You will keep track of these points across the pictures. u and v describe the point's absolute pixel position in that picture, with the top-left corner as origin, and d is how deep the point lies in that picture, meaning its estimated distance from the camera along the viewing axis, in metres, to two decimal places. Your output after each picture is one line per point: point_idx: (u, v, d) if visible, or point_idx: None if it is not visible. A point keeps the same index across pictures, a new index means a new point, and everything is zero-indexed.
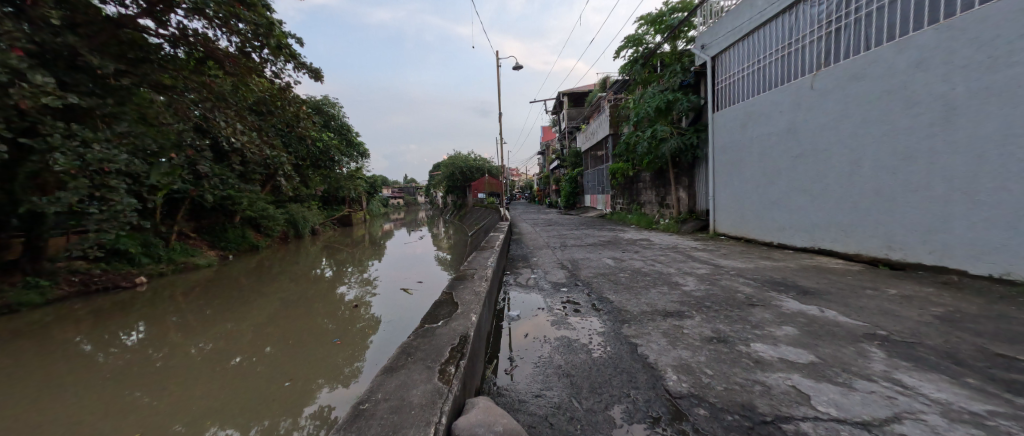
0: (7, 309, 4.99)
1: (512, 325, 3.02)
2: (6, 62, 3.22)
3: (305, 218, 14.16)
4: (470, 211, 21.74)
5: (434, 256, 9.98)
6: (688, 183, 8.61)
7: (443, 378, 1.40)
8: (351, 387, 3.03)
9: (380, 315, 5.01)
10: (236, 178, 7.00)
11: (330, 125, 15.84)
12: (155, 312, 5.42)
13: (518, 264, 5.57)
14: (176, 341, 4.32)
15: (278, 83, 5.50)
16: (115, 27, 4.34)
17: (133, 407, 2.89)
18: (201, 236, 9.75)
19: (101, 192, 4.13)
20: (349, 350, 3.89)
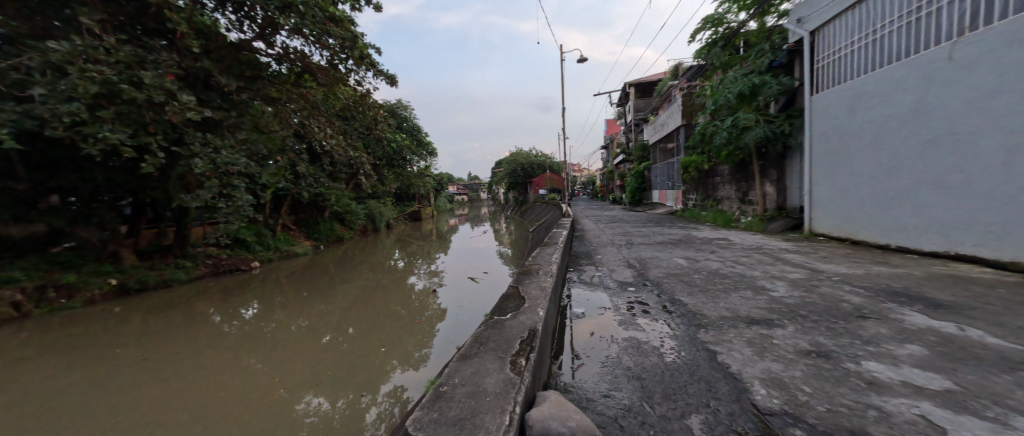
0: (167, 283, 6.34)
1: (575, 323, 2.97)
2: (163, 84, 4.27)
3: (381, 214, 15.43)
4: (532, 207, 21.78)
5: (496, 251, 10.21)
6: (777, 176, 7.67)
7: (514, 369, 1.42)
8: (421, 371, 3.24)
9: (445, 305, 5.26)
10: (325, 177, 7.88)
11: (403, 127, 17.06)
12: (265, 292, 6.36)
13: (582, 261, 5.46)
14: (280, 318, 5.02)
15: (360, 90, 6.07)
16: (234, 48, 5.22)
17: (250, 373, 3.42)
18: (298, 228, 11.20)
19: (227, 190, 4.96)
20: (418, 336, 4.15)
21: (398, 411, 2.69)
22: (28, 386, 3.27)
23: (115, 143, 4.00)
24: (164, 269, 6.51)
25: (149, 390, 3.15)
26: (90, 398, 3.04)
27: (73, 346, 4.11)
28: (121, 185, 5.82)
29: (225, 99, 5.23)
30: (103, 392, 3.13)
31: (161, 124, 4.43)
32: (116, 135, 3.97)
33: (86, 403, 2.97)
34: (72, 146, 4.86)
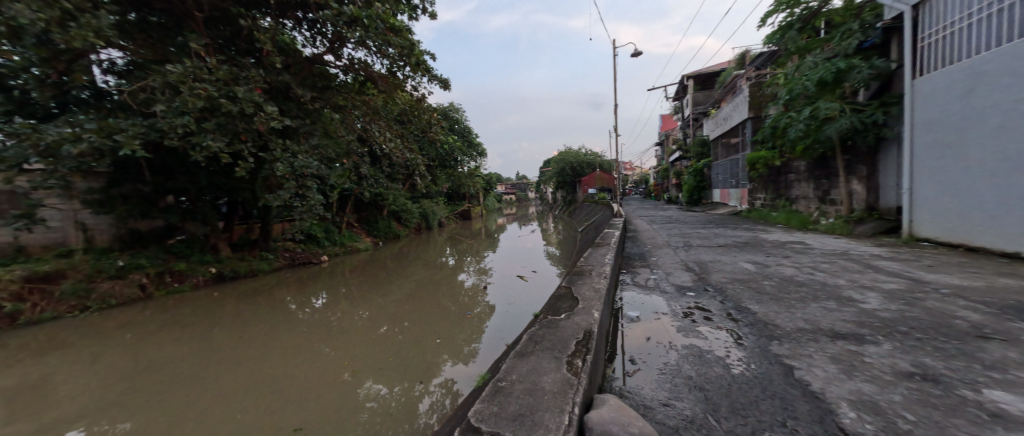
0: (253, 273, 7.27)
1: (629, 326, 2.87)
2: (253, 98, 4.87)
3: (434, 212, 16.07)
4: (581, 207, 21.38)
5: (544, 250, 10.18)
6: (867, 172, 6.75)
7: (571, 369, 1.41)
8: (470, 366, 3.32)
9: (494, 302, 5.36)
10: (384, 177, 8.39)
11: (455, 129, 17.61)
12: (332, 284, 6.94)
13: (635, 263, 5.24)
14: (344, 308, 5.46)
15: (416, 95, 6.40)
16: (308, 62, 5.86)
17: (318, 357, 3.76)
18: (360, 225, 12.06)
19: (303, 190, 5.50)
20: (468, 331, 4.27)
21: (449, 403, 2.80)
22: (148, 358, 3.89)
23: (215, 151, 4.64)
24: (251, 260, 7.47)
25: (238, 367, 3.59)
26: (193, 372, 3.55)
27: (180, 325, 4.80)
28: (219, 186, 6.67)
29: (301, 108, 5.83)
30: (203, 367, 3.64)
31: (250, 132, 5.04)
32: (216, 143, 4.61)
33: (190, 376, 3.47)
34: (182, 154, 5.70)
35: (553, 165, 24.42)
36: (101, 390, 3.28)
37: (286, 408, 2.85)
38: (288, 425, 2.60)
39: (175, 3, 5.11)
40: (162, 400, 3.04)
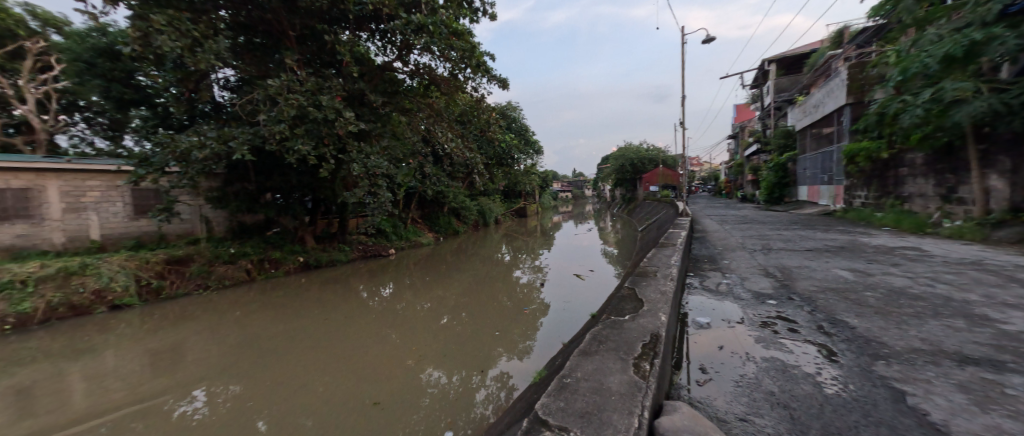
0: (333, 263, 8.11)
1: (698, 332, 2.69)
2: (334, 106, 5.41)
3: (491, 210, 16.43)
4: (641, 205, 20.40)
5: (601, 249, 9.91)
6: (1012, 166, 5.53)
7: (639, 372, 1.37)
8: (525, 362, 3.36)
9: (549, 299, 5.34)
10: (445, 176, 8.78)
11: (512, 127, 17.78)
12: (398, 275, 7.48)
13: (703, 266, 4.88)
14: (408, 299, 5.85)
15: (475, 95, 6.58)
16: (379, 70, 6.43)
17: (385, 343, 4.07)
18: (422, 221, 12.77)
19: (375, 189, 6.00)
20: (523, 328, 4.31)
21: (503, 395, 2.88)
22: (251, 332, 4.55)
23: (304, 154, 5.25)
24: (331, 251, 8.31)
25: (319, 346, 4.04)
26: (285, 346, 4.08)
27: (275, 306, 5.52)
28: (306, 185, 7.47)
29: (374, 112, 6.36)
30: (293, 343, 4.16)
31: (331, 137, 5.60)
32: (303, 147, 5.21)
33: (283, 350, 3.99)
34: (277, 156, 6.51)
35: (612, 161, 23.53)
36: (216, 358, 3.89)
37: (359, 386, 3.13)
38: (361, 402, 2.86)
39: (273, 25, 5.82)
40: (261, 371, 3.52)
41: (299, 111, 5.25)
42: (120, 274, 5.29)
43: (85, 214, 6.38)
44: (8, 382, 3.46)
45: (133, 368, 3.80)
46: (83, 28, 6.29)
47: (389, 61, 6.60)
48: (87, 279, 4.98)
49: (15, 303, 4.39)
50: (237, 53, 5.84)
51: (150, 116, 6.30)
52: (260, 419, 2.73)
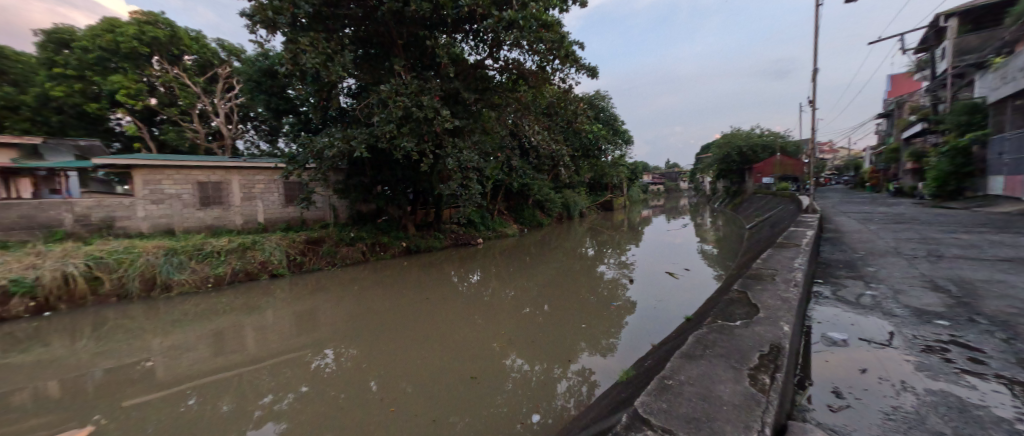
0: (429, 249, 8.93)
1: (830, 350, 2.30)
2: (433, 105, 5.89)
3: (576, 202, 16.18)
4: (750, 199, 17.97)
5: (698, 247, 9.04)
6: None
7: (757, 384, 1.24)
8: (609, 360, 3.26)
9: (637, 297, 5.09)
10: (531, 168, 8.95)
11: (601, 117, 17.12)
12: (485, 263, 7.89)
13: (836, 272, 4.12)
14: (494, 286, 6.14)
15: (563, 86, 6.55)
16: (472, 69, 6.94)
17: (473, 326, 4.34)
18: (509, 213, 13.21)
19: (466, 182, 6.43)
20: (607, 324, 4.18)
21: (585, 390, 2.85)
22: (364, 305, 5.28)
23: (408, 150, 5.86)
24: (427, 238, 9.14)
25: (417, 323, 4.50)
26: (390, 320, 4.63)
27: (382, 285, 6.30)
28: (408, 179, 8.30)
29: (466, 110, 6.84)
30: (396, 318, 4.70)
31: (430, 134, 6.12)
32: (407, 143, 5.81)
33: (388, 323, 4.54)
34: (386, 152, 7.37)
35: (713, 150, 21.06)
36: (340, 324, 4.62)
37: (449, 362, 3.41)
38: (451, 377, 3.11)
39: (385, 35, 6.53)
40: (371, 339, 4.07)
41: (405, 112, 5.84)
42: (276, 250, 6.63)
43: (254, 202, 8.08)
44: (208, 327, 4.62)
45: (282, 325, 4.73)
46: (252, 54, 7.93)
47: (480, 58, 7.01)
48: (256, 253, 6.40)
49: (213, 266, 5.88)
50: (357, 63, 6.69)
51: (296, 121, 7.83)
52: (371, 379, 3.16)
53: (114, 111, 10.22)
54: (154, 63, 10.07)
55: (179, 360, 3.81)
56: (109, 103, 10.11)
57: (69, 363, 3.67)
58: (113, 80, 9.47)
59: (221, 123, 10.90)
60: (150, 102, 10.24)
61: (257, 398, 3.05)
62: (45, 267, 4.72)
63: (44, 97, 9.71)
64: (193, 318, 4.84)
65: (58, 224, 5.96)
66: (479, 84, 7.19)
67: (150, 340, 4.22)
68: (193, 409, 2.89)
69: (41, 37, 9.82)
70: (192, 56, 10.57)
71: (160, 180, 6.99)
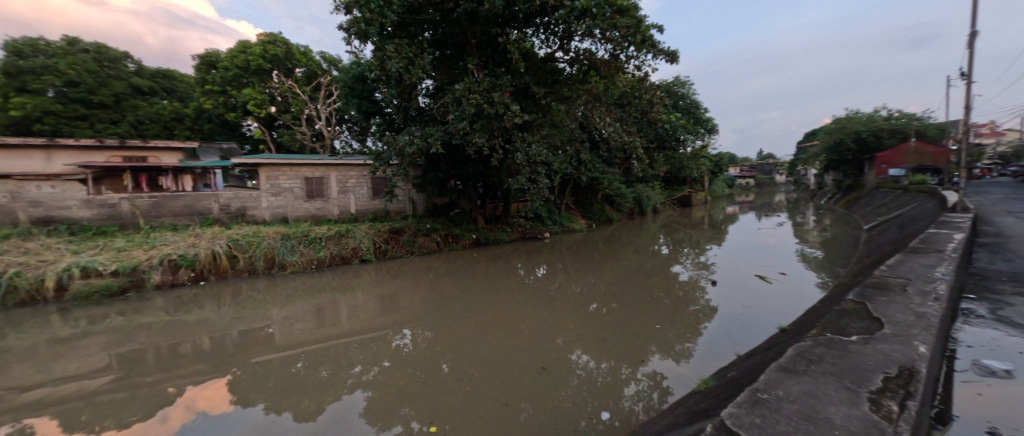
0: (496, 242, 9.20)
1: (984, 380, 1.90)
2: (504, 101, 6.02)
3: (649, 198, 15.32)
4: (865, 195, 15.30)
5: (796, 249, 7.96)
6: None
7: (878, 410, 1.10)
8: (684, 366, 3.04)
9: (717, 301, 4.67)
10: (602, 161, 8.69)
11: (680, 105, 15.86)
12: (551, 258, 7.90)
13: (994, 287, 3.34)
14: (560, 281, 6.11)
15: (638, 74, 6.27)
16: (542, 63, 7.00)
17: (539, 319, 4.38)
18: (577, 208, 13.00)
19: (534, 176, 6.51)
20: (681, 328, 3.91)
21: (656, 394, 2.70)
22: (437, 292, 5.65)
23: (479, 145, 6.08)
24: (496, 231, 9.41)
25: (485, 312, 4.67)
26: (460, 308, 4.88)
27: (454, 274, 6.67)
28: (479, 173, 8.61)
29: (536, 104, 6.90)
30: (465, 306, 4.94)
31: (500, 129, 6.28)
32: (479, 139, 6.03)
33: (458, 310, 4.80)
34: (459, 148, 7.74)
35: (819, 138, 18.28)
36: (417, 308, 5.00)
37: (515, 352, 3.49)
38: (516, 366, 3.19)
39: (460, 35, 6.80)
40: (443, 324, 4.34)
41: (477, 108, 6.04)
42: (365, 238, 7.38)
43: (348, 195, 9.07)
44: (311, 303, 5.33)
45: (368, 305, 5.27)
46: (346, 63, 8.86)
47: (552, 50, 7.01)
48: (348, 240, 7.19)
49: (315, 250, 6.77)
50: (434, 65, 7.07)
51: (382, 122, 8.63)
52: (443, 361, 3.38)
53: (245, 118, 12.24)
54: (274, 77, 11.96)
55: (291, 328, 4.48)
56: (241, 112, 12.14)
57: (215, 324, 4.53)
58: (245, 93, 11.53)
59: (322, 125, 12.40)
60: (271, 110, 12.22)
61: (349, 367, 3.46)
62: (199, 246, 5.86)
63: (198, 109, 12.00)
64: (300, 294, 5.63)
65: (207, 211, 7.47)
66: (550, 78, 7.17)
67: (270, 310, 5.02)
68: (300, 372, 3.38)
69: (196, 60, 12.12)
70: (302, 68, 12.32)
71: (278, 176, 8.21)
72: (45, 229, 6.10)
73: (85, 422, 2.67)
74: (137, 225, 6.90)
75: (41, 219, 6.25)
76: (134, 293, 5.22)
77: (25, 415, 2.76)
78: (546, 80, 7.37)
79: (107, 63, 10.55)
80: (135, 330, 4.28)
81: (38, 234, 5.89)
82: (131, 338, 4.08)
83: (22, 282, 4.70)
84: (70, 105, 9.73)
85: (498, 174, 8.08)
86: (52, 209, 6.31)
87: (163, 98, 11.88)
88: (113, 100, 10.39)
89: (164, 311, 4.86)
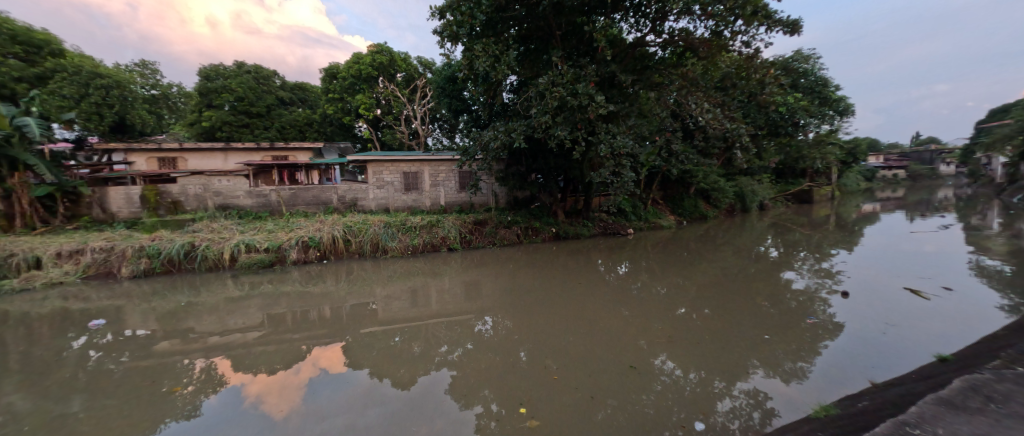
0: (577, 237, 9.12)
1: None
2: (588, 92, 5.87)
3: (754, 192, 13.58)
4: None
5: (963, 258, 6.31)
6: None
7: None
8: (794, 389, 2.68)
9: (842, 316, 3.98)
10: (697, 151, 7.99)
11: (800, 84, 13.43)
12: (635, 255, 7.54)
13: None
14: (645, 280, 5.83)
15: (746, 50, 5.60)
16: (631, 48, 6.70)
17: (620, 318, 4.26)
18: (665, 203, 12.17)
19: (619, 168, 6.28)
20: (791, 343, 3.44)
21: (757, 415, 2.44)
22: (518, 283, 5.84)
23: (562, 138, 6.08)
24: (577, 226, 9.32)
25: (564, 306, 4.69)
26: (539, 300, 4.99)
27: (533, 266, 6.81)
28: (560, 167, 8.58)
29: (622, 93, 6.62)
30: (545, 299, 5.02)
31: (583, 121, 6.18)
32: (561, 132, 6.02)
33: (537, 302, 4.90)
34: (542, 142, 7.82)
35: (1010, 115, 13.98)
36: (498, 296, 5.25)
37: (593, 349, 3.44)
38: (594, 364, 3.15)
39: (545, 28, 6.85)
40: (523, 314, 4.49)
41: (560, 101, 6.01)
42: (453, 228, 7.94)
43: (439, 188, 9.83)
44: (407, 284, 5.97)
45: (455, 290, 5.70)
46: (439, 65, 9.55)
47: (644, 33, 6.64)
48: (438, 230, 7.82)
49: (411, 237, 7.51)
50: (519, 60, 7.21)
51: (470, 119, 9.13)
52: (521, 351, 3.50)
53: (357, 121, 14.00)
54: (380, 83, 13.47)
55: (392, 306, 5.09)
56: (354, 115, 13.91)
57: (335, 296, 5.37)
58: (358, 98, 13.23)
59: (418, 124, 13.56)
60: (377, 112, 13.82)
61: (439, 346, 3.82)
62: (323, 230, 6.97)
63: (323, 115, 14.11)
64: (399, 276, 6.34)
65: (329, 201, 8.81)
66: (640, 65, 6.92)
67: (375, 288, 5.76)
68: (397, 345, 3.83)
69: (323, 73, 14.26)
70: (402, 73, 13.68)
71: (382, 171, 9.28)
72: (222, 213, 7.86)
73: (249, 365, 3.42)
74: (281, 212, 8.46)
75: (220, 206, 8.07)
76: (279, 266, 6.46)
77: (214, 354, 3.66)
78: (635, 67, 7.04)
79: (260, 80, 13.01)
80: (281, 296, 5.31)
81: (219, 217, 7.62)
82: (278, 303, 5.08)
83: (209, 253, 6.16)
84: (238, 115, 12.28)
85: (581, 168, 7.95)
86: (227, 198, 8.11)
87: (298, 106, 14.24)
88: (265, 110, 12.81)
89: (299, 282, 5.93)
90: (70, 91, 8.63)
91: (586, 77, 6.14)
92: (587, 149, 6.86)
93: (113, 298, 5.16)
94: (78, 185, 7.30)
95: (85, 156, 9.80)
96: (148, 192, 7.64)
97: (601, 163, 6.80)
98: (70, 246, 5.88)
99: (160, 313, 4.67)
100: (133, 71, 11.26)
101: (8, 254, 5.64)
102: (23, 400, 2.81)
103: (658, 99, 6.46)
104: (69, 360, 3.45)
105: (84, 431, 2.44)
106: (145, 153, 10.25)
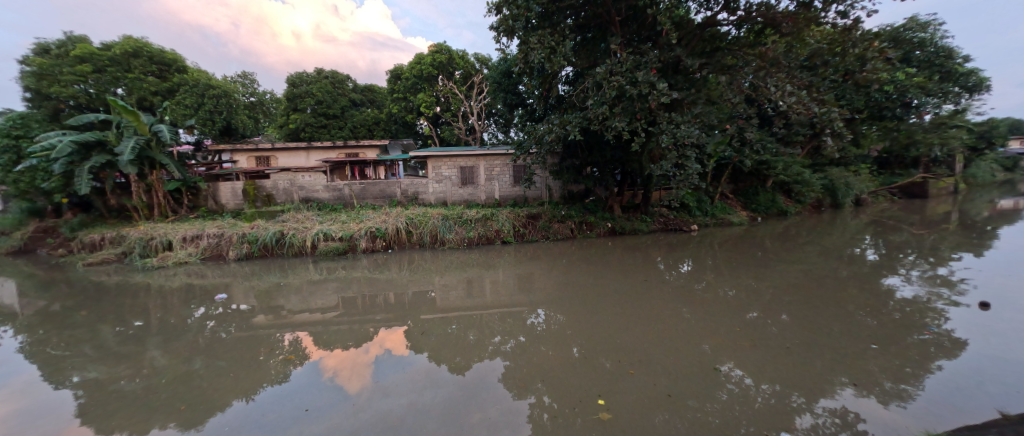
0: (635, 233, 8.80)
1: None
2: (649, 79, 5.59)
3: (847, 186, 11.96)
4: None
5: None
6: None
7: None
8: (893, 413, 2.38)
9: (965, 333, 3.39)
10: (776, 140, 7.25)
11: (913, 56, 11.46)
12: (700, 253, 7.12)
13: None
14: (711, 280, 5.49)
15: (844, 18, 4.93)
16: (699, 29, 6.28)
17: (683, 319, 4.07)
18: (736, 197, 11.28)
19: (682, 160, 5.92)
20: (891, 359, 3.05)
21: None
22: (570, 277, 5.84)
23: (619, 129, 5.89)
24: (635, 221, 8.99)
25: (620, 303, 4.59)
26: (594, 296, 4.93)
27: (587, 261, 6.72)
28: (617, 159, 8.32)
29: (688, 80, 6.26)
30: (600, 295, 4.95)
31: (643, 111, 5.94)
32: (619, 123, 5.82)
33: (591, 298, 4.86)
34: (598, 134, 7.64)
35: None
36: (552, 290, 5.30)
37: (652, 350, 3.34)
38: (653, 366, 3.06)
39: (604, 15, 6.67)
40: (576, 310, 4.49)
41: (618, 90, 5.81)
42: (507, 221, 8.10)
43: (494, 182, 10.04)
44: (463, 275, 6.25)
45: (508, 282, 5.86)
46: (494, 61, 9.74)
47: (715, 11, 6.19)
48: (493, 223, 8.02)
49: (467, 230, 7.81)
50: (576, 50, 7.08)
51: (525, 112, 9.20)
52: (573, 346, 3.51)
53: (419, 119, 14.75)
54: (440, 81, 14.03)
55: (450, 295, 5.37)
56: (416, 113, 14.66)
57: (399, 284, 5.79)
58: (420, 97, 13.92)
59: (475, 120, 13.93)
60: (437, 110, 14.40)
61: (494, 336, 3.96)
62: (389, 222, 7.51)
63: (389, 114, 15.06)
64: (456, 267, 6.65)
65: (393, 195, 9.44)
66: (711, 48, 6.51)
67: (435, 277, 6.10)
68: (454, 332, 4.05)
69: (389, 75, 15.18)
70: (460, 70, 14.15)
71: (441, 166, 9.72)
72: (306, 205, 8.82)
73: (327, 342, 3.84)
74: (353, 204, 9.25)
75: (303, 199, 9.05)
76: (351, 254, 7.11)
77: (299, 330, 4.15)
78: (704, 49, 6.60)
79: (335, 84, 14.25)
80: (353, 281, 5.86)
81: (302, 208, 8.56)
82: (351, 287, 5.60)
83: (295, 240, 6.96)
84: (318, 117, 13.59)
85: (640, 160, 7.63)
86: (309, 191, 9.06)
87: (367, 107, 15.34)
88: (340, 111, 14.02)
89: (368, 269, 6.46)
90: (191, 101, 10.28)
91: (647, 64, 5.84)
92: (646, 140, 6.57)
93: (223, 276, 6.08)
94: (198, 180, 8.69)
95: (202, 156, 11.58)
96: (248, 187, 8.83)
97: (662, 155, 6.47)
98: (192, 232, 6.98)
99: (258, 291, 5.42)
100: (236, 82, 13.00)
101: (149, 238, 6.90)
102: (161, 357, 3.45)
103: (729, 83, 5.98)
104: (191, 327, 4.15)
105: (205, 387, 2.93)
106: (246, 153, 11.81)
